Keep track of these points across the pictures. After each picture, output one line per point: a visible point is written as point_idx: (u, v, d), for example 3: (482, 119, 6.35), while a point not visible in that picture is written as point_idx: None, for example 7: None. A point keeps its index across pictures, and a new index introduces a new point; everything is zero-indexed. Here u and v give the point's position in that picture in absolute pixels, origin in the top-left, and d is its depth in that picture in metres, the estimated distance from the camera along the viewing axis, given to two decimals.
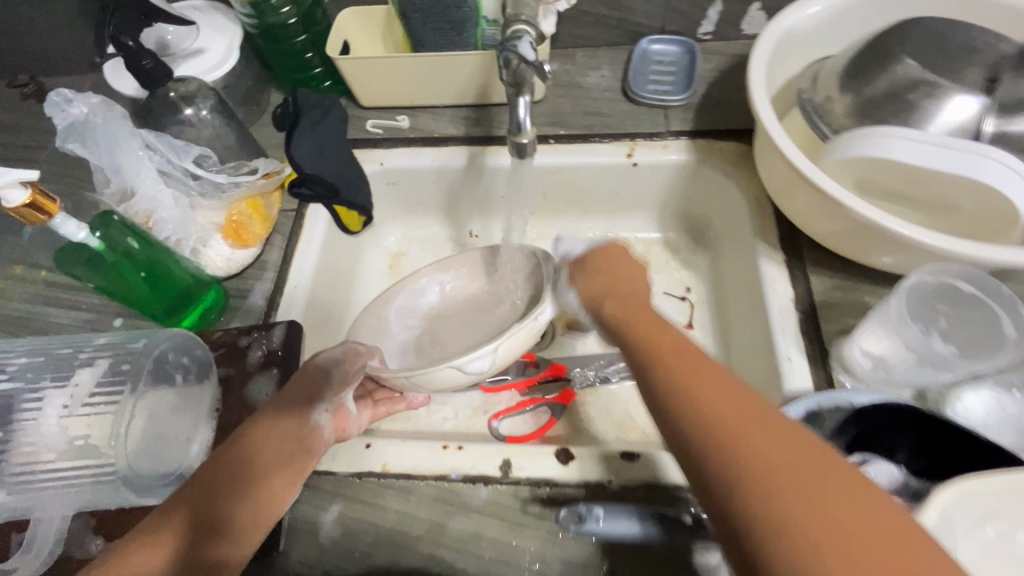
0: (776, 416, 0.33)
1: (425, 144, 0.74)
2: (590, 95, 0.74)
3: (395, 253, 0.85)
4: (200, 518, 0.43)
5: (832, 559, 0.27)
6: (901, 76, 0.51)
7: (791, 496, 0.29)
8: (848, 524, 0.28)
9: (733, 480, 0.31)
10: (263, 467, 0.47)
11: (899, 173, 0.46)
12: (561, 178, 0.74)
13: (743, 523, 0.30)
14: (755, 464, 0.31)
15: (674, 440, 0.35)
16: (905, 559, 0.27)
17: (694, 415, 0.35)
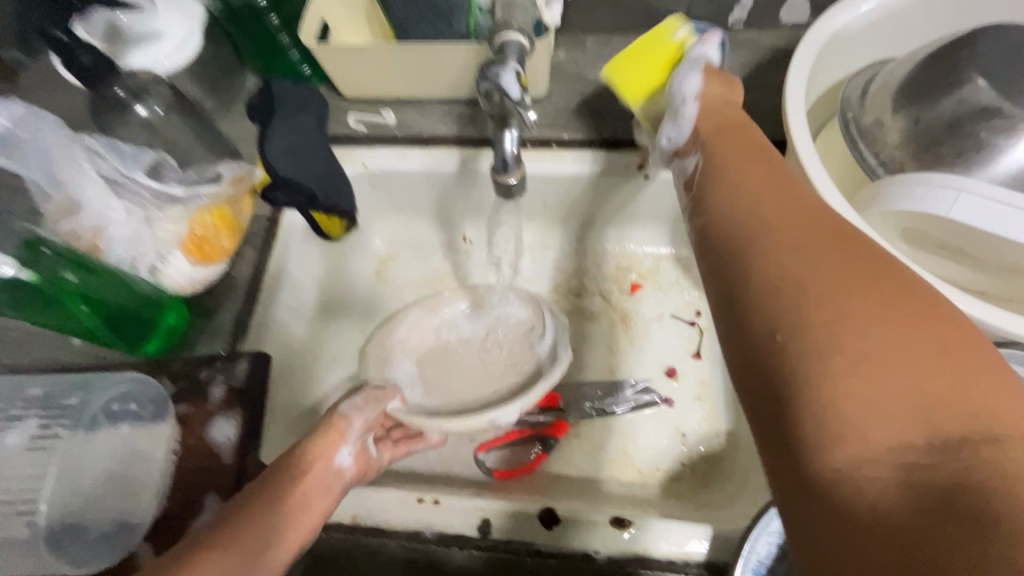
0: (857, 270, 0.31)
1: (413, 145, 0.67)
2: (601, 93, 0.65)
3: (384, 257, 0.76)
4: (229, 547, 0.39)
5: (911, 413, 0.26)
6: (970, 103, 0.42)
7: (862, 319, 0.28)
8: (928, 364, 0.27)
9: (801, 293, 0.30)
10: (292, 497, 0.43)
11: (954, 231, 0.40)
12: (564, 188, 0.67)
13: (800, 357, 0.29)
14: (825, 276, 0.30)
15: (731, 259, 0.35)
16: (985, 391, 0.26)
17: (753, 248, 0.34)
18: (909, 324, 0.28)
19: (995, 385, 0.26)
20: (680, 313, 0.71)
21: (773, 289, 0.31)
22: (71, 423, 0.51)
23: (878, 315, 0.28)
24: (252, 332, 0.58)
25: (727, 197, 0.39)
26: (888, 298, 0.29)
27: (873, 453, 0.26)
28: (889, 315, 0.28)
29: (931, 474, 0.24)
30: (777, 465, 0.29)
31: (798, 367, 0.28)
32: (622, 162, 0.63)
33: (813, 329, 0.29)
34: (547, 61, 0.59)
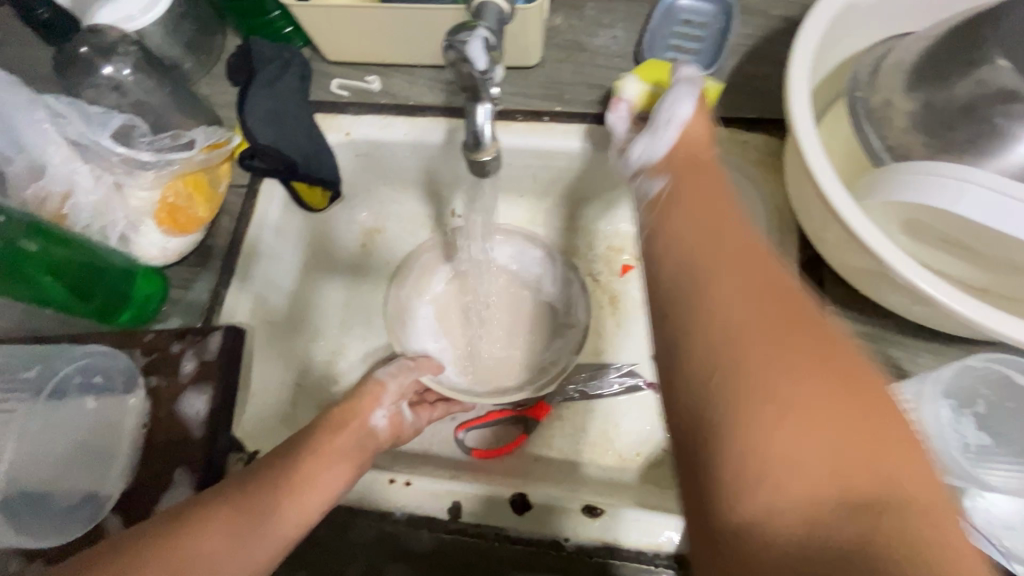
0: (787, 324, 0.30)
1: (398, 113, 0.64)
2: (597, 63, 0.61)
3: (370, 229, 0.74)
4: (274, 480, 0.42)
5: (818, 476, 0.26)
6: (988, 85, 0.39)
7: (785, 376, 0.27)
8: (846, 426, 0.26)
9: (729, 345, 0.29)
10: (330, 444, 0.47)
11: (957, 226, 0.37)
12: (556, 163, 0.64)
13: (716, 403, 0.28)
14: (754, 327, 0.30)
15: (671, 296, 0.34)
16: (897, 470, 0.25)
17: (694, 284, 0.33)
18: (832, 381, 0.27)
19: (902, 454, 0.26)
20: None
21: (703, 336, 0.31)
22: (31, 395, 0.49)
23: (799, 371, 0.28)
24: (228, 306, 0.57)
25: (678, 226, 0.38)
26: (816, 355, 0.28)
27: (781, 504, 0.26)
28: (808, 371, 0.28)
29: (837, 531, 0.24)
30: (692, 514, 0.29)
31: (719, 419, 0.28)
32: None
33: (732, 385, 0.28)
34: (539, 27, 0.56)
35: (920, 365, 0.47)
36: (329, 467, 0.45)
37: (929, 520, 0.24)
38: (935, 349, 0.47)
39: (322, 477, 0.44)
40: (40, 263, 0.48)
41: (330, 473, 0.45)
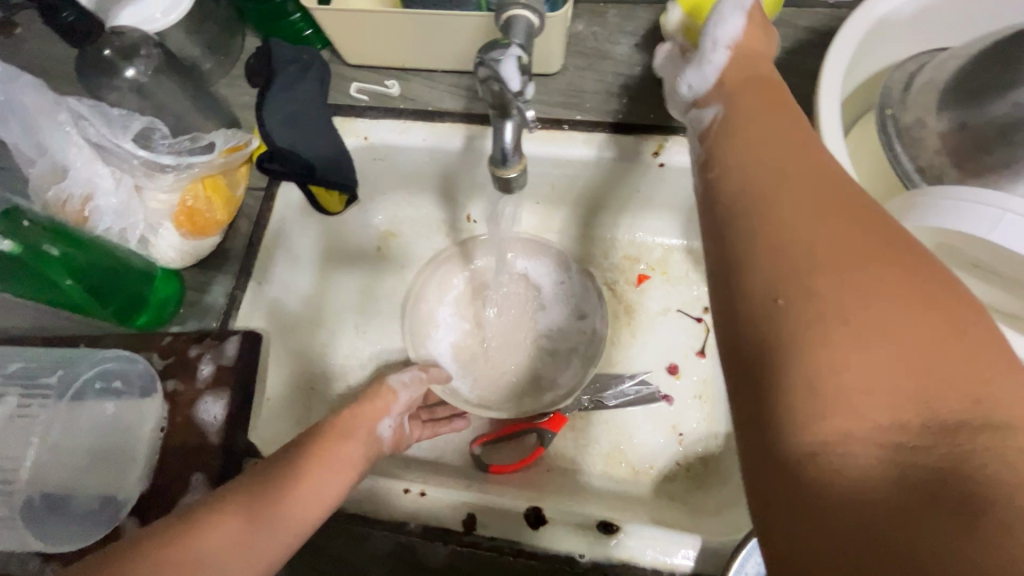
0: (878, 235, 0.29)
1: (417, 118, 0.63)
2: (619, 71, 0.61)
3: (385, 232, 0.74)
4: (271, 488, 0.41)
5: (897, 394, 0.25)
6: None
7: (867, 298, 0.27)
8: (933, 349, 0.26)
9: (807, 247, 0.28)
10: (329, 454, 0.45)
11: (994, 253, 0.36)
12: (574, 173, 0.63)
13: (792, 319, 0.27)
14: (829, 239, 0.28)
15: (734, 211, 0.32)
16: (984, 386, 0.25)
17: (755, 200, 0.31)
18: (913, 293, 0.27)
19: (996, 378, 0.25)
20: (687, 308, 0.68)
21: (765, 256, 0.29)
22: (53, 398, 0.50)
23: (880, 291, 0.27)
24: (244, 310, 0.57)
25: (731, 143, 0.35)
26: (897, 274, 0.27)
27: (860, 429, 0.25)
28: (887, 287, 0.27)
29: (919, 456, 0.24)
30: (744, 435, 0.28)
31: (797, 332, 0.27)
32: (637, 147, 0.59)
33: (806, 297, 0.27)
34: (562, 35, 0.55)
35: None
36: (323, 480, 0.43)
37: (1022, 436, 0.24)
38: None
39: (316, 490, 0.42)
40: (61, 266, 0.49)
41: (326, 486, 0.43)
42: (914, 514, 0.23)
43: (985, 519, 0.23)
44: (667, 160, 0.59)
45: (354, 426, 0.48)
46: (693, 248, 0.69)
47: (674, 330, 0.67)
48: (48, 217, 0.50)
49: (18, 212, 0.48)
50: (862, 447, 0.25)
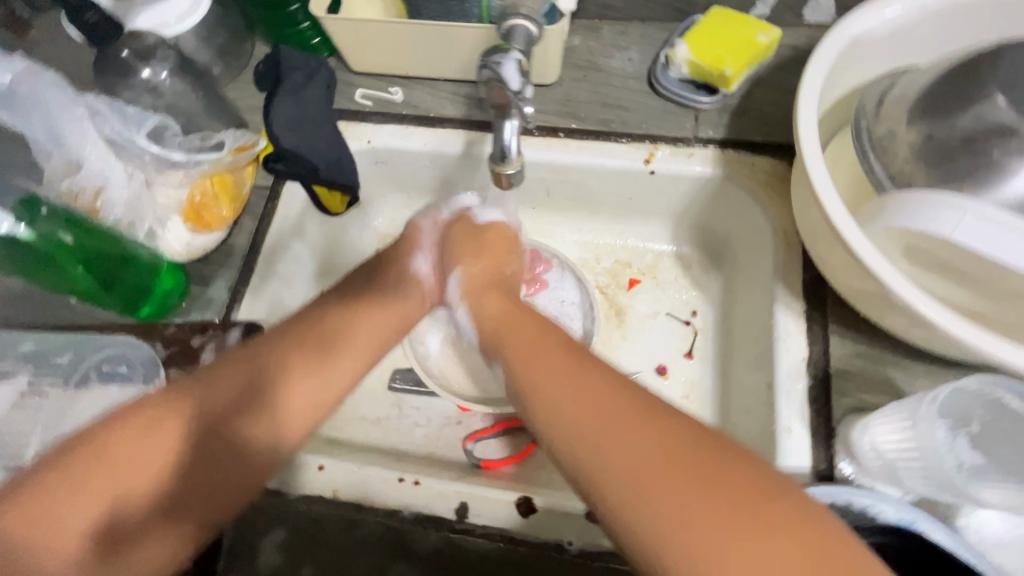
0: (691, 443, 0.32)
1: (419, 124, 0.66)
2: (612, 83, 0.64)
3: (384, 235, 0.76)
4: (187, 428, 0.40)
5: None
6: (986, 121, 0.41)
7: (676, 477, 0.31)
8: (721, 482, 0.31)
9: (613, 463, 0.33)
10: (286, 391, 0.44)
11: (958, 253, 0.39)
12: (569, 179, 0.66)
13: (646, 539, 0.30)
14: (600, 395, 0.37)
15: (559, 439, 0.36)
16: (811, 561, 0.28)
17: (587, 453, 0.34)
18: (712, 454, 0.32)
19: (824, 548, 0.28)
20: (675, 311, 0.71)
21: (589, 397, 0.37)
22: (61, 381, 0.52)
23: (662, 435, 0.33)
24: (246, 304, 0.58)
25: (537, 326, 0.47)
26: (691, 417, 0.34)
27: None
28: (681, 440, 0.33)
29: None
30: None
31: (647, 535, 0.30)
32: (628, 154, 0.62)
33: (607, 467, 0.33)
34: (559, 47, 0.58)
35: (916, 385, 0.48)
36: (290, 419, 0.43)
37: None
38: (931, 370, 0.49)
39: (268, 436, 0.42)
40: (74, 255, 0.50)
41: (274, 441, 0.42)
42: None
43: None
44: (658, 167, 0.62)
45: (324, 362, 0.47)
46: (682, 254, 0.72)
47: (663, 333, 0.69)
48: (63, 207, 0.50)
49: (36, 200, 0.49)
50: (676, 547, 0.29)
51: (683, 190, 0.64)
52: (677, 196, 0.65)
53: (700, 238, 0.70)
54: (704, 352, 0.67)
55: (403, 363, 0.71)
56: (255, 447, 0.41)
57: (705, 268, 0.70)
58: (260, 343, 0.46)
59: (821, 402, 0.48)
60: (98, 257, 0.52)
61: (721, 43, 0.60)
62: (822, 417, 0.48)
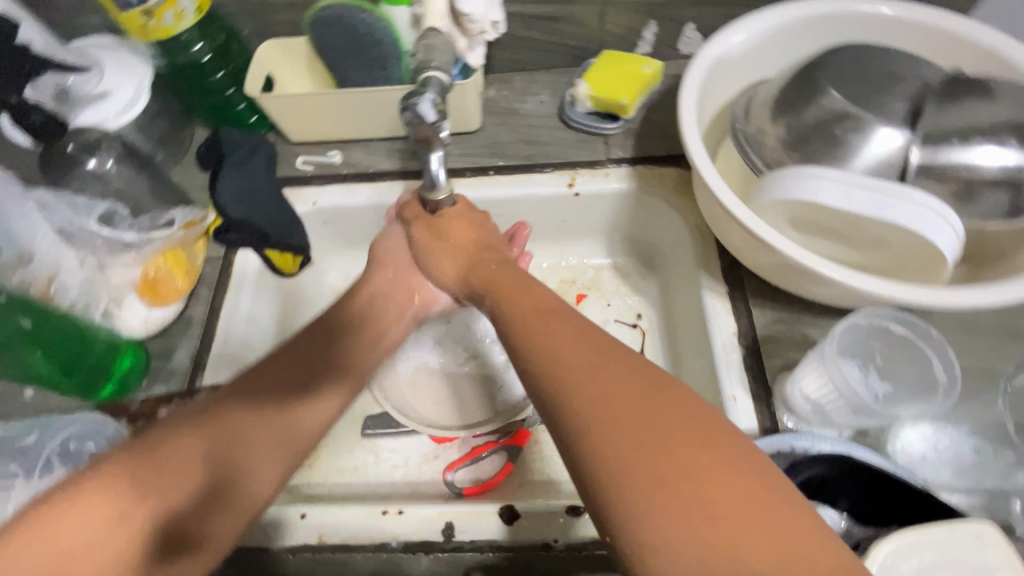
0: (657, 397, 0.32)
1: (360, 181, 0.71)
2: (529, 123, 0.72)
3: (340, 290, 0.78)
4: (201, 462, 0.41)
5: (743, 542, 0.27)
6: (826, 109, 0.50)
7: (654, 447, 0.30)
8: (686, 443, 0.30)
9: (607, 438, 0.31)
10: (254, 406, 0.45)
11: (826, 215, 0.47)
12: (505, 211, 0.72)
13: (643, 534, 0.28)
14: (567, 390, 0.34)
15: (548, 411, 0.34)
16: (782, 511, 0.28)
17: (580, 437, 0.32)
18: (665, 402, 0.32)
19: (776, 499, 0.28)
20: (623, 317, 0.76)
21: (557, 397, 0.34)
22: (22, 474, 0.51)
23: (625, 415, 0.31)
24: (210, 369, 0.60)
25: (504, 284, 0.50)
26: (649, 412, 0.31)
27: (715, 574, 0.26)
28: (641, 415, 0.31)
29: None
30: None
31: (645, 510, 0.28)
32: (553, 182, 0.69)
33: (604, 450, 0.30)
34: (476, 98, 0.66)
35: None
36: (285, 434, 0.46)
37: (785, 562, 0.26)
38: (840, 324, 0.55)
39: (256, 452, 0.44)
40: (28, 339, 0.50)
41: (269, 470, 0.44)
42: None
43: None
44: (581, 189, 0.69)
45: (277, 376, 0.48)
46: (618, 264, 0.78)
47: (617, 338, 0.74)
48: (20, 292, 0.51)
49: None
50: (655, 541, 0.28)
51: (608, 206, 0.72)
52: (604, 212, 0.73)
53: (632, 248, 0.77)
54: (655, 349, 0.73)
55: (373, 409, 0.72)
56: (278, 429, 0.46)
57: (641, 273, 0.77)
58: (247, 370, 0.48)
59: (755, 367, 0.54)
60: (55, 341, 0.52)
61: (613, 78, 0.69)
62: (759, 379, 0.53)
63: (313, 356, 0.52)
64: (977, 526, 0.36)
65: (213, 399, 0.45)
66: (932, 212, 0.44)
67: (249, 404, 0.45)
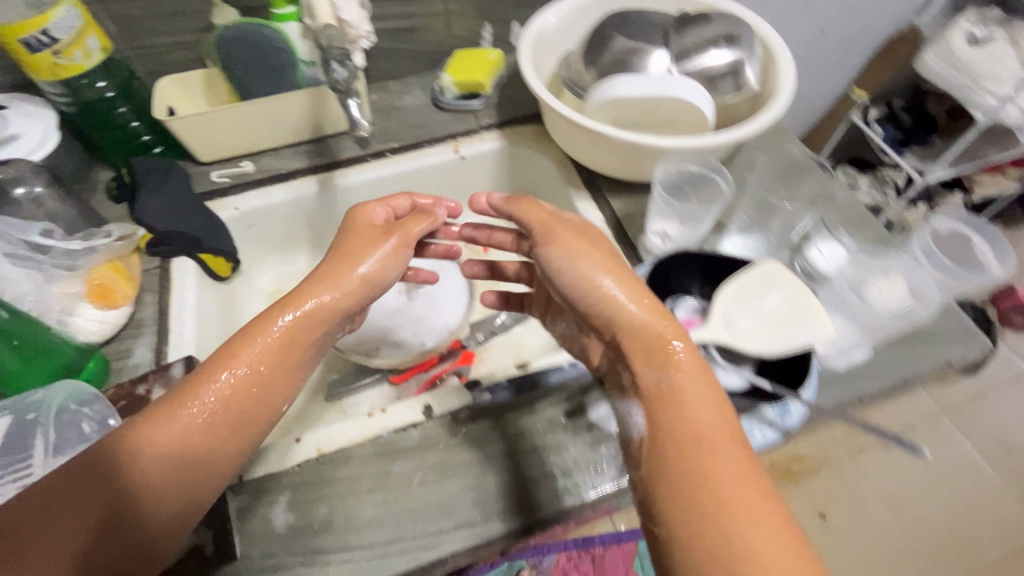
0: (688, 445, 0.43)
1: (274, 182, 0.81)
2: (409, 113, 0.89)
3: (272, 292, 0.89)
4: (179, 412, 0.47)
5: (685, 431, 0.44)
6: (617, 49, 0.73)
7: (710, 452, 0.43)
8: (702, 452, 0.43)
9: (690, 455, 0.43)
10: (226, 355, 0.51)
11: (630, 105, 0.68)
12: (408, 185, 0.87)
13: (665, 445, 0.44)
14: (684, 476, 0.42)
15: (679, 481, 0.42)
16: (696, 431, 0.44)
17: (690, 467, 0.42)
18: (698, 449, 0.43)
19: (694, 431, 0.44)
20: (524, 253, 0.93)
21: (668, 494, 0.42)
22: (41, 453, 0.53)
23: (696, 449, 0.43)
24: (173, 353, 0.65)
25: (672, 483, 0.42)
26: (687, 452, 0.43)
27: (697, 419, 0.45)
28: (689, 460, 0.43)
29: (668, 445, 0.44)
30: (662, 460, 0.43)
31: (674, 443, 0.44)
32: (441, 151, 0.86)
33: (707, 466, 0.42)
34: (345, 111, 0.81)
35: None
36: (247, 403, 0.50)
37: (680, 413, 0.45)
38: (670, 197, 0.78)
39: (220, 399, 0.49)
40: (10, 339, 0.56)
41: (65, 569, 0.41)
42: (674, 440, 0.44)
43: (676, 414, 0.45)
44: (465, 152, 0.86)
45: (241, 350, 0.51)
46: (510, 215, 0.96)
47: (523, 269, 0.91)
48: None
49: None
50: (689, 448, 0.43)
51: (488, 166, 0.89)
52: (486, 170, 0.90)
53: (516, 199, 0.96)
54: None
55: (329, 376, 0.81)
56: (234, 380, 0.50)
57: None
58: (250, 339, 0.52)
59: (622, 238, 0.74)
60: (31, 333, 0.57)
61: (468, 67, 0.89)
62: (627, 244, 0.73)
63: (263, 387, 0.51)
64: (764, 264, 0.58)
65: (213, 355, 0.52)
66: (690, 87, 0.66)
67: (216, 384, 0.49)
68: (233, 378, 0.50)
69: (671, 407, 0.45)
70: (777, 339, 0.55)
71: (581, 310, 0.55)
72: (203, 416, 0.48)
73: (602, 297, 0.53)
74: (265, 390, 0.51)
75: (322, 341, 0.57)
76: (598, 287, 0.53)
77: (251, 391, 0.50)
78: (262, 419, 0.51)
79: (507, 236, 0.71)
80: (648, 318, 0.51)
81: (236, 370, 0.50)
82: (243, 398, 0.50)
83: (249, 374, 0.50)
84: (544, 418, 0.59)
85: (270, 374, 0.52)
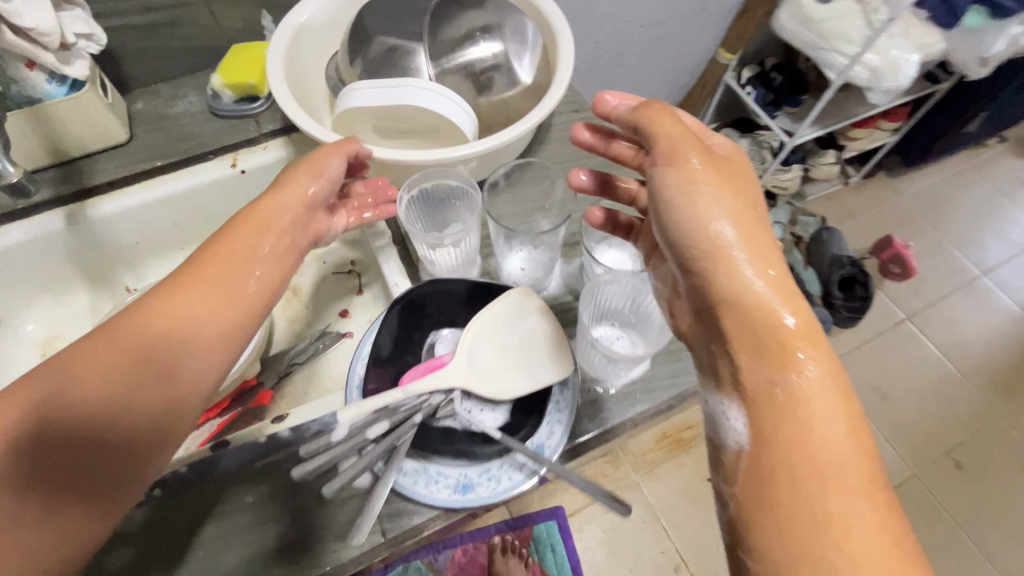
0: (823, 446, 0.40)
1: (11, 220, 0.70)
2: (181, 122, 0.78)
3: (46, 339, 0.79)
4: (104, 361, 0.42)
5: (791, 451, 0.40)
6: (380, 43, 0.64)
7: (827, 479, 0.39)
8: (808, 483, 0.39)
9: (786, 475, 0.40)
10: (138, 310, 0.45)
11: (377, 114, 0.60)
12: (186, 208, 0.78)
13: (768, 456, 0.41)
14: (782, 500, 0.39)
15: (781, 502, 0.39)
16: (810, 448, 0.40)
17: (819, 485, 0.39)
18: (819, 466, 0.40)
19: (819, 453, 0.40)
20: (340, 268, 0.86)
21: (771, 520, 0.39)
22: None
23: (800, 480, 0.40)
24: None
25: (774, 498, 0.40)
26: (808, 461, 0.40)
27: (811, 438, 0.41)
28: (790, 480, 0.40)
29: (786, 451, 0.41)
30: (753, 471, 0.41)
31: (765, 467, 0.41)
32: (216, 166, 0.76)
33: (828, 488, 0.39)
34: (82, 129, 0.71)
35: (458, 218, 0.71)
36: (175, 351, 0.45)
37: (794, 429, 0.41)
38: None
39: (184, 312, 0.46)
40: None
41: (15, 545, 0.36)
42: (779, 432, 0.41)
43: (801, 421, 0.41)
44: (245, 166, 0.77)
45: (158, 301, 0.46)
46: None
47: (336, 287, 0.84)
48: None
49: None
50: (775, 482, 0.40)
51: None
52: None
53: None
54: (370, 282, 0.84)
55: None
56: (157, 328, 0.44)
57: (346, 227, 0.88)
58: (168, 293, 0.46)
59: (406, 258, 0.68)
60: None
61: (240, 64, 0.78)
62: (411, 265, 0.67)
63: (195, 333, 0.46)
64: (512, 294, 0.55)
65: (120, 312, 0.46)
66: (435, 95, 0.59)
67: (140, 334, 0.44)
68: (160, 324, 0.45)
69: (788, 417, 0.42)
70: (520, 377, 0.53)
71: (679, 245, 0.49)
72: (122, 371, 0.42)
73: (720, 252, 0.46)
74: (206, 331, 0.46)
75: (263, 283, 0.51)
76: (707, 225, 0.47)
77: (181, 335, 0.45)
78: (209, 359, 0.46)
79: (627, 148, 0.61)
80: (772, 296, 0.45)
81: (160, 315, 0.45)
82: (176, 345, 0.45)
83: (188, 318, 0.46)
84: (284, 480, 0.53)
85: (204, 317, 0.47)
